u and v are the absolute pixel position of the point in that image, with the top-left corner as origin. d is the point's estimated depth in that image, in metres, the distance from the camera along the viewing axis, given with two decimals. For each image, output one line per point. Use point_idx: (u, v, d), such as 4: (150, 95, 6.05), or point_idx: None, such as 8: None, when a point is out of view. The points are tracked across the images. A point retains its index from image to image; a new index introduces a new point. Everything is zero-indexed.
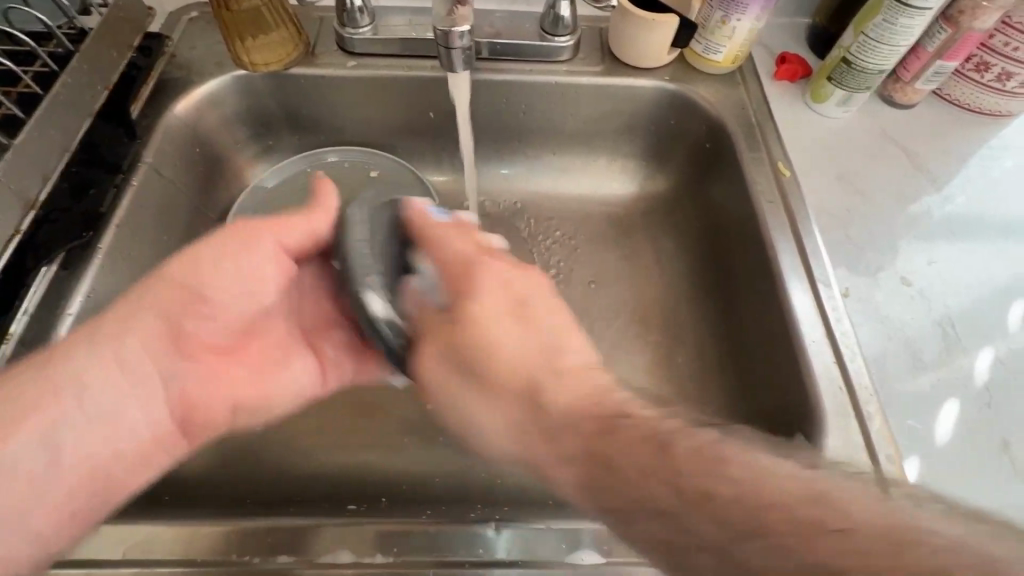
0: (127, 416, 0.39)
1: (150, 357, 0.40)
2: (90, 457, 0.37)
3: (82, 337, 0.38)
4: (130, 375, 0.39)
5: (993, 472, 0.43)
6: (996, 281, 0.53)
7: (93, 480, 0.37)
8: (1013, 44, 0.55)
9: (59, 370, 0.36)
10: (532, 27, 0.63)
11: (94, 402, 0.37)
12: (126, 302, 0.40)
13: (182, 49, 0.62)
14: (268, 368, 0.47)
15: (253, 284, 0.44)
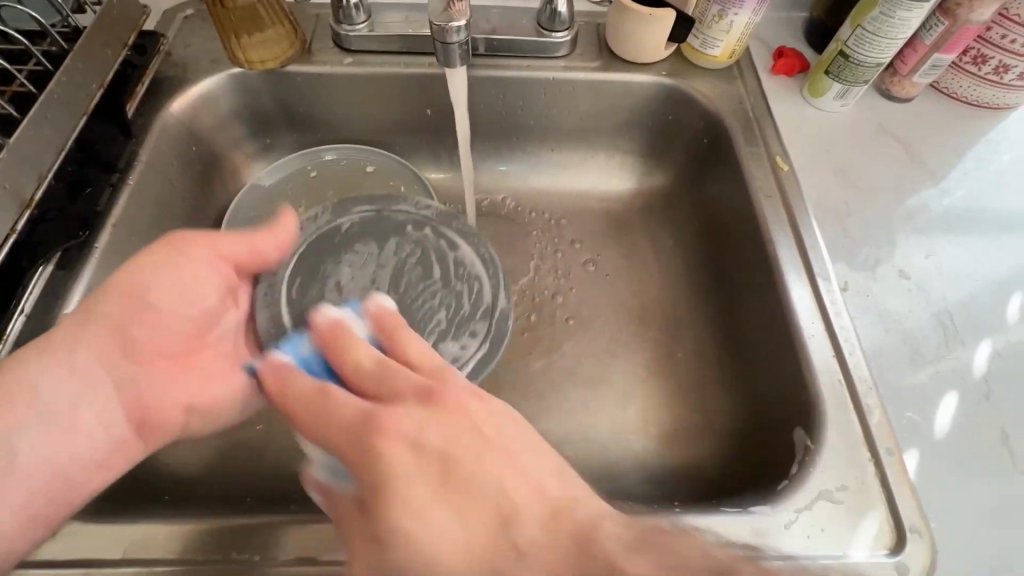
0: (80, 422, 0.40)
1: (101, 361, 0.41)
2: (44, 463, 0.37)
3: (34, 349, 0.39)
4: (81, 380, 0.40)
5: (993, 465, 0.43)
6: (995, 273, 0.53)
7: (52, 482, 0.38)
8: (1011, 36, 0.55)
9: (11, 383, 0.38)
10: (529, 23, 0.63)
11: (43, 407, 0.38)
12: (72, 322, 0.41)
13: (177, 47, 0.61)
14: (214, 374, 0.45)
15: (188, 291, 0.44)
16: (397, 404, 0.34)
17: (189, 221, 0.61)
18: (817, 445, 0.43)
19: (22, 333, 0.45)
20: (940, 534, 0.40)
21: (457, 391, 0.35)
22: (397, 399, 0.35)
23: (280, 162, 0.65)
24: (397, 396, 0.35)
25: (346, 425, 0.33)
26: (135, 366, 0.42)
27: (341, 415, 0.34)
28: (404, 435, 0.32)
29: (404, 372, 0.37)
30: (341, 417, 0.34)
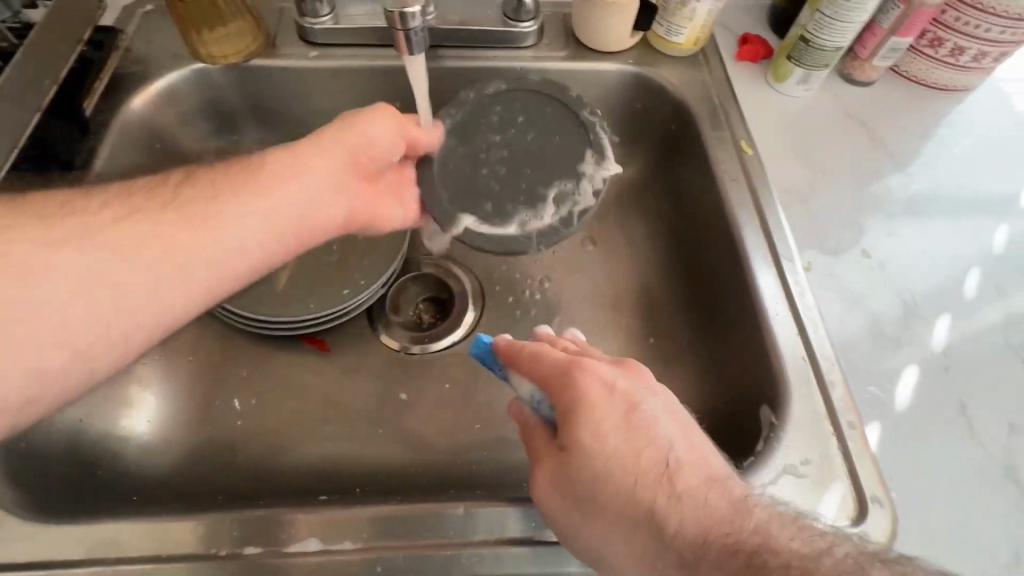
0: (318, 207, 0.44)
1: (338, 177, 0.46)
2: (253, 235, 0.41)
3: (282, 154, 0.44)
4: (309, 184, 0.44)
5: (951, 432, 0.44)
6: (954, 249, 0.54)
7: (246, 257, 0.41)
8: (964, 19, 0.56)
9: (260, 173, 0.42)
10: (495, 13, 0.62)
11: (282, 193, 0.42)
12: (277, 156, 0.44)
13: (137, 43, 0.60)
14: (388, 202, 0.53)
15: (373, 144, 0.48)
16: (612, 401, 0.35)
17: None
18: (782, 421, 0.43)
19: None
20: (899, 502, 0.41)
21: (620, 388, 0.36)
22: (598, 404, 0.35)
23: None
24: (596, 408, 0.35)
25: (610, 431, 0.34)
26: (342, 194, 0.47)
27: (593, 426, 0.34)
28: (615, 421, 0.34)
29: (573, 400, 0.35)
30: (607, 425, 0.34)
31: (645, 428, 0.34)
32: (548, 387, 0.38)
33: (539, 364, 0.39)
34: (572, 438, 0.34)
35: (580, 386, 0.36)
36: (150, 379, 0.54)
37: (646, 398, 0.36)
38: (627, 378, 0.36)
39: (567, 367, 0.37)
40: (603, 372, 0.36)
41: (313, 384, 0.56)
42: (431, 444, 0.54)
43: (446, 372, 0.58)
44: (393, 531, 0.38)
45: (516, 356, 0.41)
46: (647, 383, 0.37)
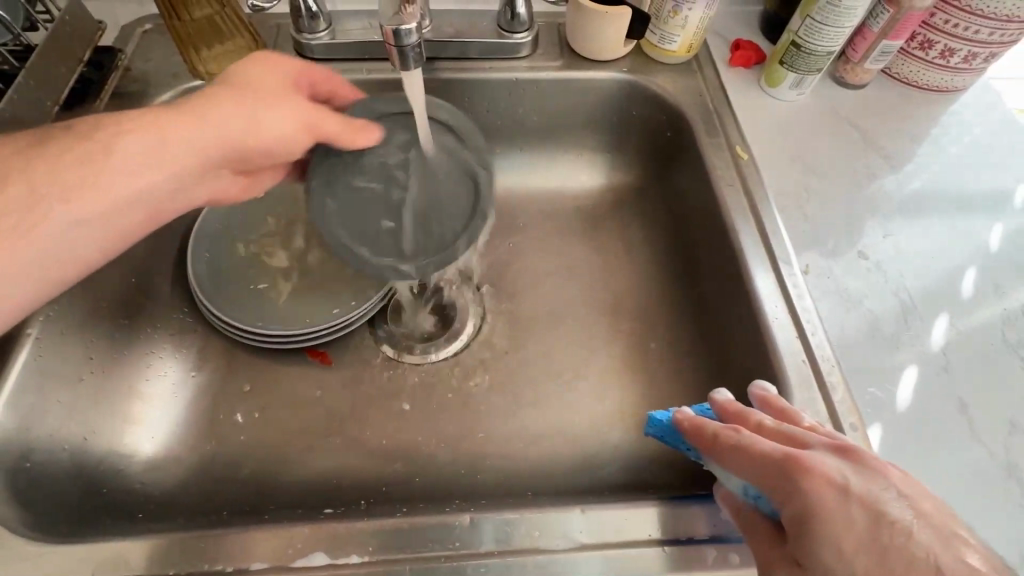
0: (160, 191, 0.40)
1: (195, 157, 0.41)
2: (74, 236, 0.37)
3: (130, 117, 0.40)
4: (166, 164, 0.40)
5: (953, 432, 0.44)
6: (950, 249, 0.55)
7: (73, 256, 0.38)
8: (953, 21, 0.57)
9: (108, 147, 0.38)
10: (490, 25, 0.63)
11: (129, 177, 0.39)
12: (149, 121, 0.40)
13: (136, 62, 0.61)
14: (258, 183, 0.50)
15: (261, 130, 0.44)
16: (851, 508, 0.30)
17: None
18: None
19: None
20: None
21: (857, 492, 0.30)
22: (832, 513, 0.30)
23: None
24: (831, 520, 0.30)
25: (856, 550, 0.29)
26: (202, 180, 0.44)
27: (834, 541, 0.29)
28: (860, 535, 0.29)
29: (801, 508, 0.31)
30: (850, 540, 0.29)
31: (898, 545, 0.29)
32: (762, 486, 0.33)
33: (744, 455, 0.35)
34: (807, 553, 0.30)
35: (838, 483, 0.31)
36: (154, 395, 0.54)
37: (888, 500, 0.30)
38: (862, 477, 0.31)
39: (783, 464, 0.33)
40: (829, 469, 0.32)
41: (315, 397, 0.57)
42: (435, 454, 0.54)
43: (448, 381, 0.58)
44: (397, 543, 0.38)
45: (711, 444, 0.37)
46: (882, 477, 0.32)
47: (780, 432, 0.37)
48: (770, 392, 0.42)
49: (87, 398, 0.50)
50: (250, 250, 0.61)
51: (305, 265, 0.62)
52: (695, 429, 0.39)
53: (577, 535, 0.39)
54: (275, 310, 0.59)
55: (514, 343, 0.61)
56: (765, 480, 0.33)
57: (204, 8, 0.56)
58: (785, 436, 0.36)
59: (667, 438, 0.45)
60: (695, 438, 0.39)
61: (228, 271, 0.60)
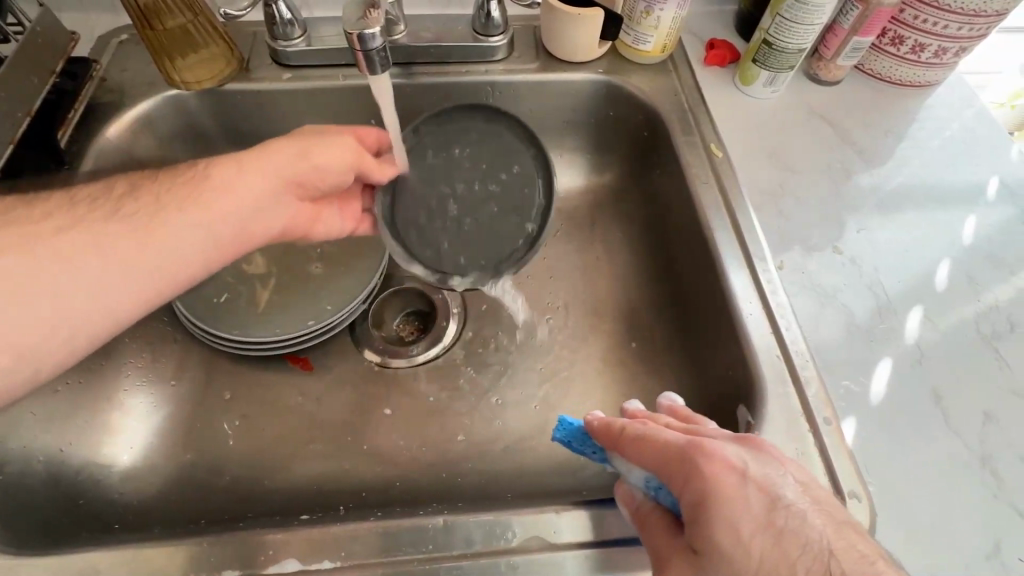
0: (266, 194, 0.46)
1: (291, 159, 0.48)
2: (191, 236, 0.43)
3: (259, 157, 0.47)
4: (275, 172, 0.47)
5: (928, 426, 0.44)
6: (925, 242, 0.55)
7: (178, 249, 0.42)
8: (922, 17, 0.58)
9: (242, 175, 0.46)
10: (465, 29, 0.63)
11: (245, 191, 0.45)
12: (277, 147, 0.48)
13: (112, 72, 0.61)
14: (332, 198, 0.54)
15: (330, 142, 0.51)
16: (747, 491, 0.30)
17: None
18: (758, 419, 0.44)
19: None
20: (876, 497, 0.41)
21: (753, 475, 0.31)
22: (728, 494, 0.30)
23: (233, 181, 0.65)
24: (727, 502, 0.30)
25: (751, 532, 0.29)
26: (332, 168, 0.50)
27: (729, 522, 0.29)
28: (756, 517, 0.29)
29: (700, 493, 0.31)
30: (746, 522, 0.29)
31: (792, 529, 0.29)
32: (662, 475, 0.33)
33: (646, 446, 0.35)
34: (704, 537, 0.30)
35: (736, 466, 0.31)
36: (134, 406, 0.54)
37: (784, 484, 0.31)
38: (760, 462, 0.32)
39: (684, 450, 0.33)
40: (728, 454, 0.32)
41: (296, 404, 0.56)
42: (415, 458, 0.54)
43: (430, 385, 0.58)
44: (372, 547, 0.38)
45: (618, 439, 0.38)
46: (778, 463, 0.33)
47: (685, 428, 0.37)
48: (679, 403, 0.43)
49: (66, 409, 0.50)
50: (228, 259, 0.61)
51: (285, 272, 0.62)
52: (607, 429, 0.39)
53: (553, 532, 0.39)
54: (255, 319, 0.58)
55: (495, 345, 0.61)
56: (668, 470, 0.33)
57: (178, 17, 0.55)
58: (689, 430, 0.37)
59: (573, 443, 0.45)
60: (606, 437, 0.39)
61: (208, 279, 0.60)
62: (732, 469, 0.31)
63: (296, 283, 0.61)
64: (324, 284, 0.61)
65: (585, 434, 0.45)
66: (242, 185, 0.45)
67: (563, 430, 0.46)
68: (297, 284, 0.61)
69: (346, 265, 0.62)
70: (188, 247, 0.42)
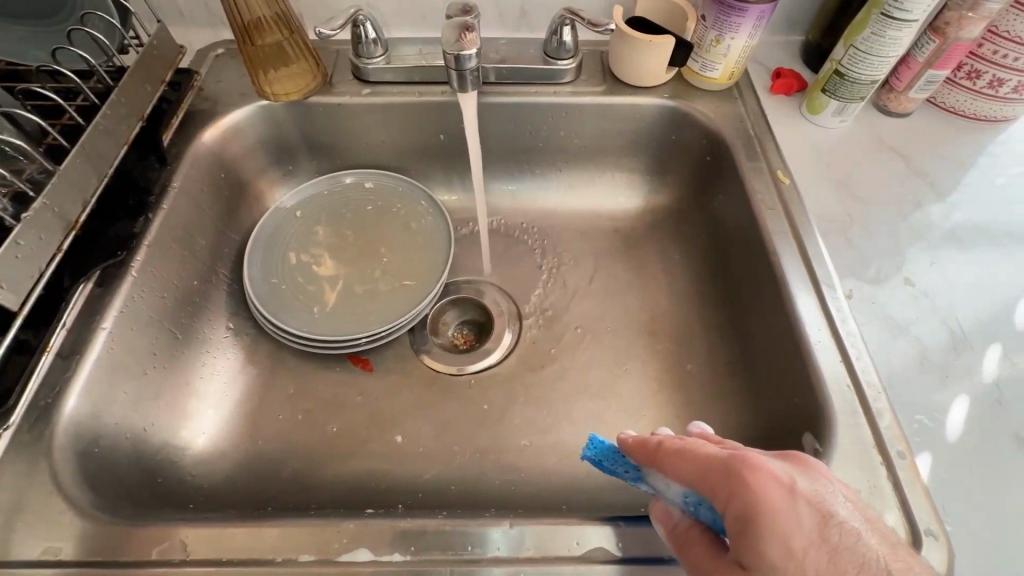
0: None
1: None
2: None
3: None
4: None
5: (1009, 467, 0.43)
6: (1003, 279, 0.53)
7: None
8: (1002, 52, 0.57)
9: None
10: (536, 52, 0.66)
11: None
12: None
13: (209, 83, 0.66)
14: None
15: None
16: (798, 507, 0.29)
17: (218, 241, 0.63)
18: (827, 448, 0.43)
19: (63, 345, 0.47)
20: (953, 536, 0.40)
21: (803, 490, 0.30)
22: (778, 509, 0.29)
23: (315, 185, 0.69)
24: (775, 516, 0.29)
25: (805, 549, 0.28)
26: None
27: (779, 536, 0.28)
28: (809, 533, 0.28)
29: (749, 507, 0.30)
30: (798, 539, 0.28)
31: (847, 546, 0.28)
32: (704, 489, 0.33)
33: (688, 459, 0.35)
34: (752, 553, 0.29)
35: (784, 482, 0.30)
36: (210, 396, 0.57)
37: (835, 501, 0.30)
38: (808, 477, 0.31)
39: (727, 463, 0.32)
40: (775, 468, 0.31)
41: (357, 401, 0.59)
42: (470, 464, 0.55)
43: (485, 393, 0.60)
44: (438, 544, 0.39)
45: (656, 452, 0.37)
46: (826, 480, 0.31)
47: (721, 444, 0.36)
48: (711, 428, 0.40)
49: (151, 391, 0.52)
50: (302, 260, 0.65)
51: (355, 275, 0.65)
52: (644, 444, 0.39)
53: (618, 544, 0.39)
54: (326, 317, 0.61)
55: (551, 358, 0.62)
56: (712, 484, 0.32)
57: (275, 35, 0.60)
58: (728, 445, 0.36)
59: (605, 462, 0.44)
60: (641, 453, 0.38)
61: (283, 278, 0.63)
62: (780, 482, 0.30)
63: (365, 285, 0.64)
64: (391, 288, 0.63)
65: (615, 451, 0.44)
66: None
67: (594, 449, 0.45)
68: (366, 286, 0.64)
69: (412, 271, 0.64)
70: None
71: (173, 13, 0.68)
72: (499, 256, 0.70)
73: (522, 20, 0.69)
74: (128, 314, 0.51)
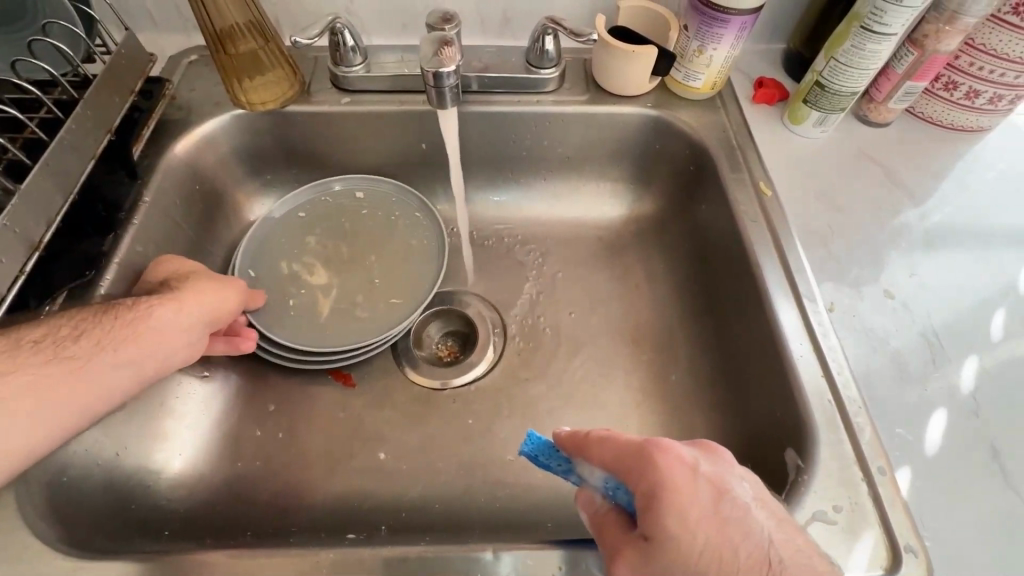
0: None
1: None
2: None
3: None
4: None
5: (986, 480, 0.43)
6: (979, 289, 0.54)
7: None
8: (978, 64, 0.58)
9: None
10: (519, 60, 0.65)
11: None
12: None
13: (182, 91, 0.64)
14: None
15: None
16: (698, 485, 0.33)
17: (193, 256, 0.61)
18: (809, 465, 0.43)
19: None
20: (932, 552, 0.40)
21: (705, 470, 0.33)
22: (681, 486, 0.32)
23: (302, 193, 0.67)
24: (677, 492, 0.32)
25: (698, 520, 0.31)
26: None
27: (678, 511, 0.32)
28: (705, 508, 0.32)
29: (656, 485, 0.33)
30: (694, 512, 0.31)
31: (737, 519, 0.32)
32: (620, 469, 0.35)
33: (607, 443, 0.37)
34: (654, 526, 0.32)
35: (686, 462, 0.33)
36: (186, 414, 0.55)
37: (734, 481, 0.33)
38: (710, 458, 0.34)
39: (641, 445, 0.35)
40: (682, 450, 0.34)
41: (339, 419, 0.57)
42: (454, 482, 0.54)
43: (469, 408, 0.59)
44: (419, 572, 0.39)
45: (582, 441, 0.39)
46: (729, 463, 0.35)
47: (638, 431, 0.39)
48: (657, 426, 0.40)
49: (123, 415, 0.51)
50: (286, 269, 0.63)
51: (341, 286, 0.63)
52: (570, 431, 0.40)
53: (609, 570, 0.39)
54: (312, 325, 0.60)
55: (536, 371, 0.61)
56: (626, 465, 0.35)
57: (249, 43, 0.58)
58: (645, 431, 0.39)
59: (540, 457, 0.44)
60: (567, 440, 0.40)
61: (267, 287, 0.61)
62: (683, 462, 0.33)
63: (351, 293, 0.62)
64: (378, 298, 0.62)
65: (549, 446, 0.44)
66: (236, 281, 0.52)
67: (531, 443, 0.45)
68: (352, 295, 0.62)
69: (399, 282, 0.63)
70: (113, 387, 0.41)
71: (143, 18, 0.66)
72: (482, 266, 0.69)
73: (504, 27, 0.68)
74: None
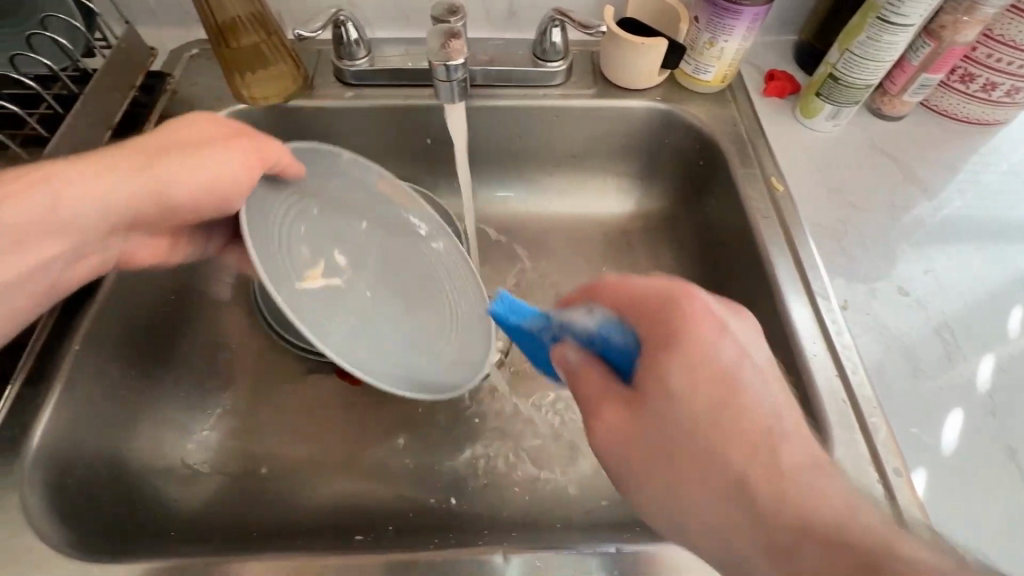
0: None
1: None
2: None
3: None
4: None
5: (1003, 482, 0.43)
6: (995, 287, 0.53)
7: None
8: (997, 56, 0.56)
9: None
10: (525, 53, 0.64)
11: None
12: None
13: (183, 86, 0.61)
14: None
15: None
16: (719, 338, 0.30)
17: None
18: None
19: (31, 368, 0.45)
20: None
21: (733, 329, 0.30)
22: (699, 336, 0.29)
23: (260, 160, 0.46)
24: (693, 342, 0.29)
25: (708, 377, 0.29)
26: None
27: (687, 359, 0.29)
28: (722, 364, 0.29)
29: (671, 334, 0.30)
30: (706, 365, 0.29)
31: (752, 383, 0.29)
32: (632, 315, 0.32)
33: (619, 289, 0.33)
34: (656, 373, 0.29)
35: (714, 315, 0.30)
36: (192, 411, 0.55)
37: (752, 345, 0.31)
38: (741, 323, 0.31)
39: (663, 292, 0.31)
40: (709, 305, 0.31)
41: (344, 416, 0.57)
42: (461, 481, 0.54)
43: (476, 406, 0.58)
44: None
45: (590, 287, 0.36)
46: (751, 327, 0.32)
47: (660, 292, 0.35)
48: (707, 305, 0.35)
49: (125, 415, 0.51)
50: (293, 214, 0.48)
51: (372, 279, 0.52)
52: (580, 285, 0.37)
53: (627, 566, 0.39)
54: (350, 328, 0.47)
55: None
56: (643, 310, 0.32)
57: (251, 37, 0.57)
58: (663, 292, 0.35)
59: (516, 319, 0.41)
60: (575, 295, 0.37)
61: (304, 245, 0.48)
62: (708, 316, 0.30)
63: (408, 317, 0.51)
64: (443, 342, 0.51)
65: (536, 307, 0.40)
66: (224, 156, 0.42)
67: (503, 304, 0.43)
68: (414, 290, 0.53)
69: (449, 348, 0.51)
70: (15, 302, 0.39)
71: (143, 11, 0.65)
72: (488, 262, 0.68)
73: (510, 20, 0.67)
74: (96, 333, 0.49)
